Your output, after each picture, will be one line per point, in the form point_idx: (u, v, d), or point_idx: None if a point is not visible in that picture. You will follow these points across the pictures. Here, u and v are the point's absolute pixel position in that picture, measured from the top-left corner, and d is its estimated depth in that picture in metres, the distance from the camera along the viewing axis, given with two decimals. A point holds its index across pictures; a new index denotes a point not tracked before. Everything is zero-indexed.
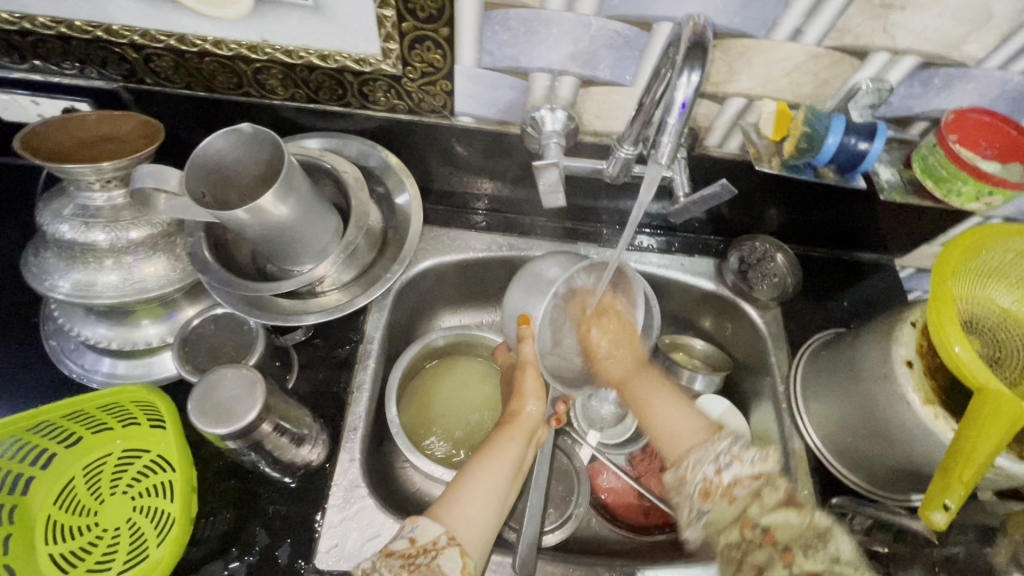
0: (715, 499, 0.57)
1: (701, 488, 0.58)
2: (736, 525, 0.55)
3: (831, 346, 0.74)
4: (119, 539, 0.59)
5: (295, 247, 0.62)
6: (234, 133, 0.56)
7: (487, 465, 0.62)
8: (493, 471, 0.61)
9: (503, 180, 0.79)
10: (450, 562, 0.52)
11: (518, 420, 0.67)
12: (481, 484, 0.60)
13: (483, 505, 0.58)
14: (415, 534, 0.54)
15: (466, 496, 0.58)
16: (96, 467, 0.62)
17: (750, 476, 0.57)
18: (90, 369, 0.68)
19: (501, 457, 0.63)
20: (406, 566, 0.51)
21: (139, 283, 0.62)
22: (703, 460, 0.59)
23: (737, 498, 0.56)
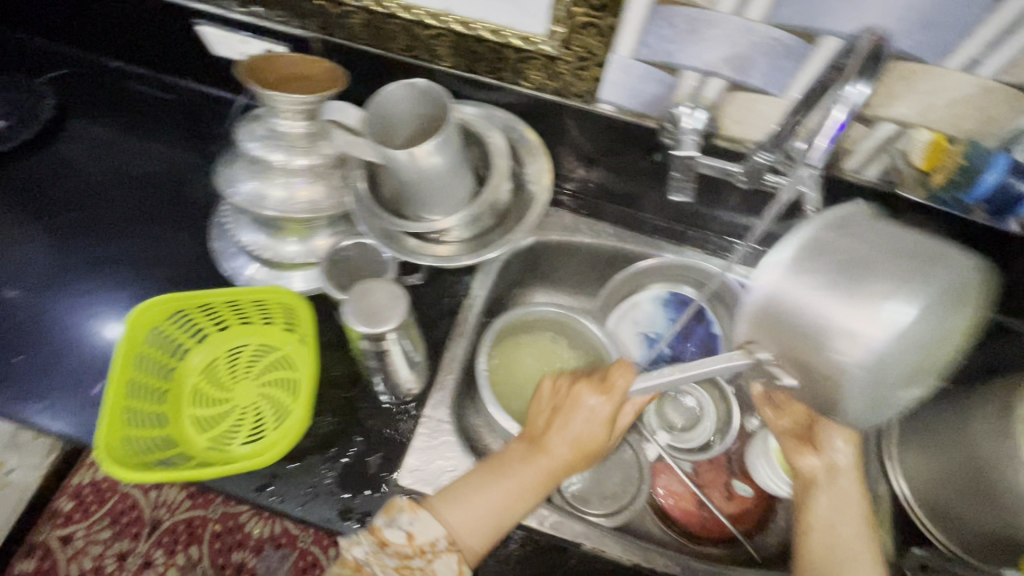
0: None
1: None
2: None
3: (940, 399, 0.71)
4: (244, 417, 0.69)
5: (433, 197, 0.69)
6: (409, 86, 0.63)
7: (505, 481, 0.60)
8: (503, 488, 0.59)
9: (627, 173, 0.83)
10: (444, 567, 0.54)
11: (545, 450, 0.62)
12: (489, 500, 0.58)
13: (488, 518, 0.57)
14: (412, 531, 0.55)
15: (470, 500, 0.58)
16: (235, 353, 0.72)
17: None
18: (241, 271, 0.79)
19: (519, 478, 0.60)
20: (398, 564, 0.53)
21: (297, 204, 0.71)
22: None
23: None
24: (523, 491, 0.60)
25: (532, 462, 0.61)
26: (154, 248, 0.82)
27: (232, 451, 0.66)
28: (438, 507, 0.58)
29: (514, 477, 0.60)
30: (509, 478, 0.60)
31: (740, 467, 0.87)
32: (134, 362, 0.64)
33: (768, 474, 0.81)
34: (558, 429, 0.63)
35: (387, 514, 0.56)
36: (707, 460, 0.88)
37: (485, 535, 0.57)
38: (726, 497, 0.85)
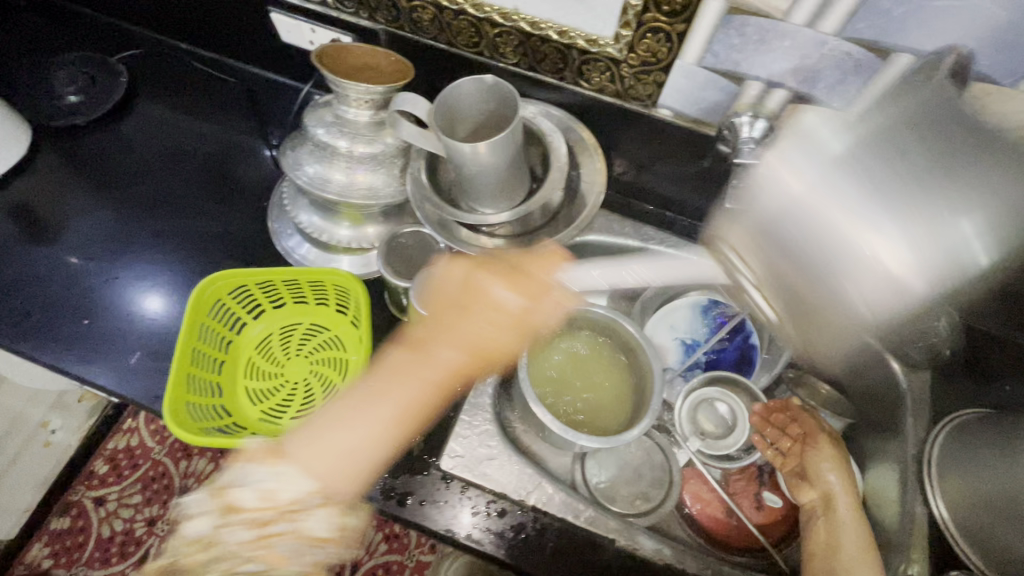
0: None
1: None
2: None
3: (990, 424, 0.70)
4: (295, 391, 0.71)
5: (490, 190, 0.70)
6: (480, 82, 0.64)
7: (357, 419, 0.63)
8: (359, 424, 0.62)
9: (678, 179, 0.84)
10: (314, 521, 0.57)
11: (425, 358, 0.66)
12: (340, 444, 0.61)
13: (343, 456, 0.60)
14: (275, 490, 0.57)
15: (320, 449, 0.60)
16: (288, 330, 0.75)
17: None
18: (295, 251, 0.82)
19: (377, 415, 0.63)
20: (257, 530, 0.56)
21: (356, 189, 0.73)
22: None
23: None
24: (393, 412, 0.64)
25: (399, 386, 0.65)
26: (214, 223, 0.86)
27: (283, 423, 0.68)
28: (290, 472, 0.58)
29: (384, 398, 0.64)
30: (399, 388, 0.65)
31: (772, 479, 0.87)
32: (197, 332, 0.67)
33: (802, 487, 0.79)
34: (439, 337, 0.67)
35: (236, 459, 0.60)
36: (737, 470, 0.88)
37: (354, 474, 0.60)
38: (756, 507, 0.85)
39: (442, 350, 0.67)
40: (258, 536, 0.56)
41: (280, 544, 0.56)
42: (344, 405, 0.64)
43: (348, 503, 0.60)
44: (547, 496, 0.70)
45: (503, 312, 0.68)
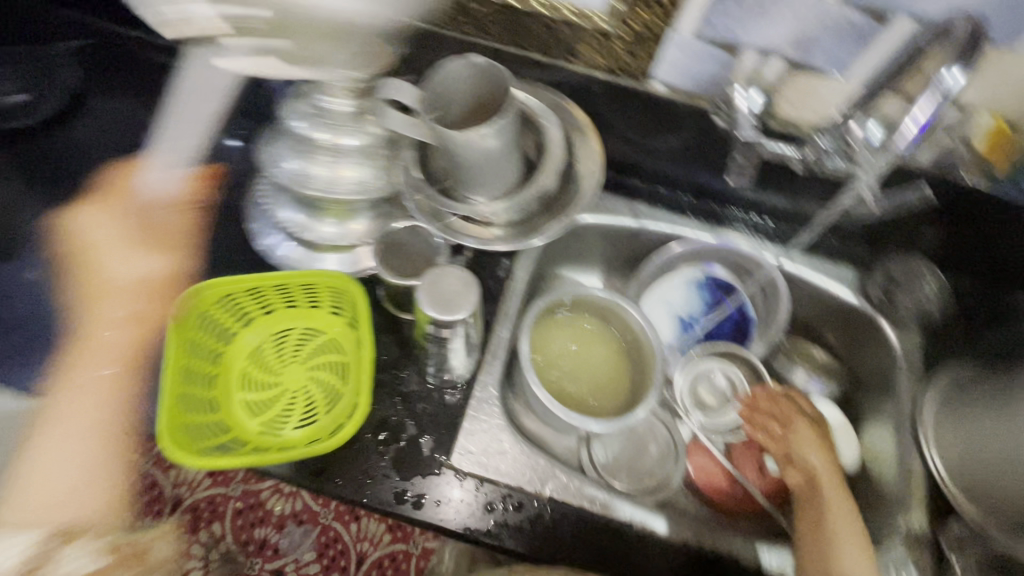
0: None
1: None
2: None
3: (984, 382, 0.71)
4: (295, 400, 0.69)
5: (482, 176, 0.66)
6: (471, 65, 0.61)
7: (67, 417, 0.68)
8: (69, 432, 0.67)
9: (670, 154, 0.83)
10: (71, 559, 0.59)
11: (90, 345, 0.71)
12: (64, 459, 0.66)
13: (66, 467, 0.66)
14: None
15: (40, 475, 0.65)
16: (281, 337, 0.72)
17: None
18: (276, 249, 0.77)
19: (79, 404, 0.69)
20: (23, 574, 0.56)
21: (337, 184, 0.69)
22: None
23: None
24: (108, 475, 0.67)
25: (91, 408, 0.68)
26: None
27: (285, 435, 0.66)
28: (11, 529, 0.60)
29: (78, 379, 0.70)
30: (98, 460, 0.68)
31: None
32: (184, 348, 0.64)
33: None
34: (102, 323, 0.72)
35: None
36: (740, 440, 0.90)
37: (97, 501, 0.65)
38: (759, 472, 0.86)
39: (109, 331, 0.71)
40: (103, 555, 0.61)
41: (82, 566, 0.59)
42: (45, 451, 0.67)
43: (102, 534, 0.63)
44: (562, 485, 0.69)
45: (106, 243, 0.75)
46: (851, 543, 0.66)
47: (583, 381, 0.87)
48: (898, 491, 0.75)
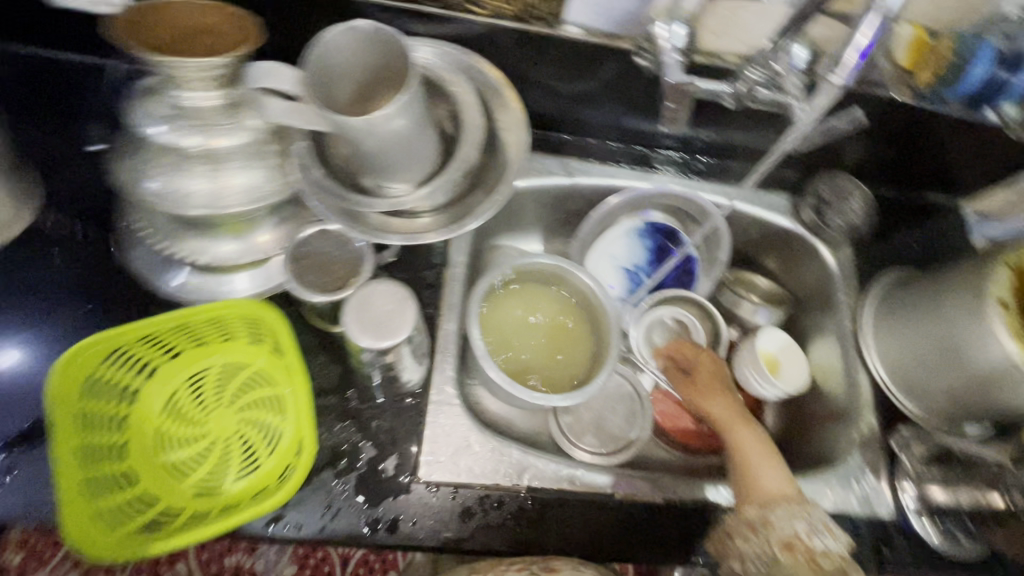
0: (794, 555, 0.61)
1: (780, 538, 0.62)
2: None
3: (908, 289, 0.77)
4: (230, 448, 0.60)
5: (401, 163, 0.59)
6: (354, 32, 0.51)
7: None
8: None
9: (594, 102, 0.77)
10: None
11: None
12: None
13: None
14: None
15: None
16: (197, 380, 0.62)
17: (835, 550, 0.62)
18: (170, 279, 0.66)
19: None
20: None
21: (223, 197, 0.58)
22: (790, 516, 0.64)
23: (820, 567, 0.60)
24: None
25: None
26: (44, 269, 0.66)
27: (225, 491, 0.58)
28: None
29: None
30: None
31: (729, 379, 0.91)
32: (72, 423, 0.53)
33: (757, 381, 0.84)
34: None
35: None
36: None
37: None
38: None
39: None
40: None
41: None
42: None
43: None
44: (538, 471, 0.67)
45: None
46: (762, 464, 0.69)
47: (540, 352, 0.83)
48: (848, 402, 0.79)
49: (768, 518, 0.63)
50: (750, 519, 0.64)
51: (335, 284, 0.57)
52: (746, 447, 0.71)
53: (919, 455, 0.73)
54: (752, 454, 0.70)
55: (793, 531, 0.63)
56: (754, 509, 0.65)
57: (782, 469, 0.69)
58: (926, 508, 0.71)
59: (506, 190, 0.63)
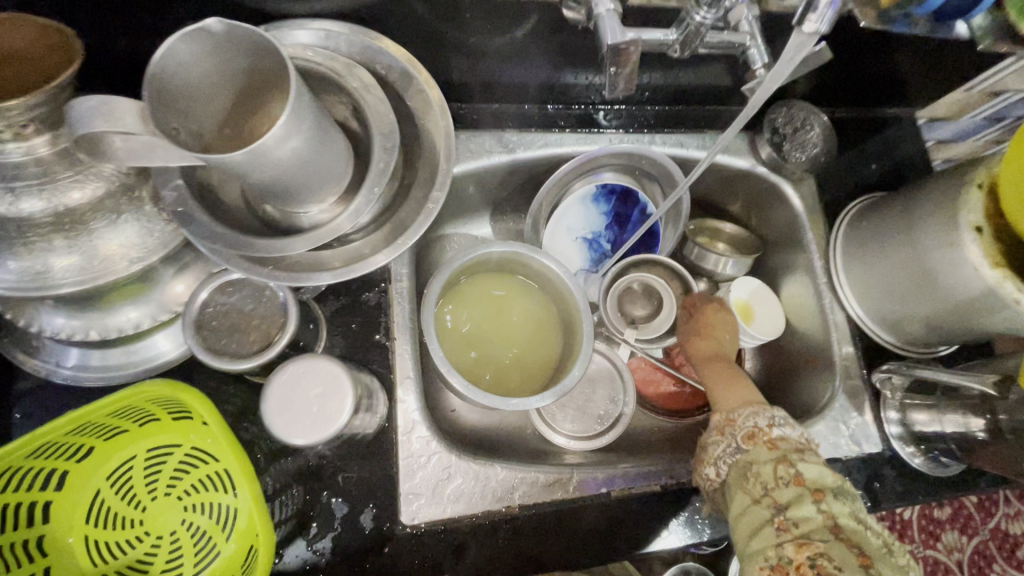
0: (756, 444, 0.60)
1: (744, 432, 0.61)
2: (772, 464, 0.58)
3: (876, 218, 0.73)
4: (179, 541, 0.54)
5: (304, 186, 0.48)
6: (198, 34, 0.38)
7: None
8: None
9: (521, 61, 0.66)
10: None
11: None
12: None
13: None
14: None
15: None
16: (120, 476, 0.53)
17: (796, 435, 0.60)
18: (63, 364, 0.56)
19: None
20: None
21: (103, 261, 0.47)
22: (754, 413, 0.63)
23: (779, 447, 0.59)
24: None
25: None
26: None
27: None
28: None
29: None
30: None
31: None
32: None
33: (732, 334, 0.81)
34: None
35: None
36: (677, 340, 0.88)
37: None
38: None
39: None
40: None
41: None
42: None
43: None
44: (528, 485, 0.62)
45: None
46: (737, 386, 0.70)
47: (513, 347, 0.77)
48: (825, 343, 0.78)
49: (733, 419, 0.63)
50: (718, 426, 0.64)
51: (256, 343, 0.48)
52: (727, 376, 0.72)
53: (899, 387, 0.73)
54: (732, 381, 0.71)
55: (755, 425, 0.61)
56: (721, 417, 0.65)
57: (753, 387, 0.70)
58: (907, 436, 0.72)
59: (438, 195, 0.54)
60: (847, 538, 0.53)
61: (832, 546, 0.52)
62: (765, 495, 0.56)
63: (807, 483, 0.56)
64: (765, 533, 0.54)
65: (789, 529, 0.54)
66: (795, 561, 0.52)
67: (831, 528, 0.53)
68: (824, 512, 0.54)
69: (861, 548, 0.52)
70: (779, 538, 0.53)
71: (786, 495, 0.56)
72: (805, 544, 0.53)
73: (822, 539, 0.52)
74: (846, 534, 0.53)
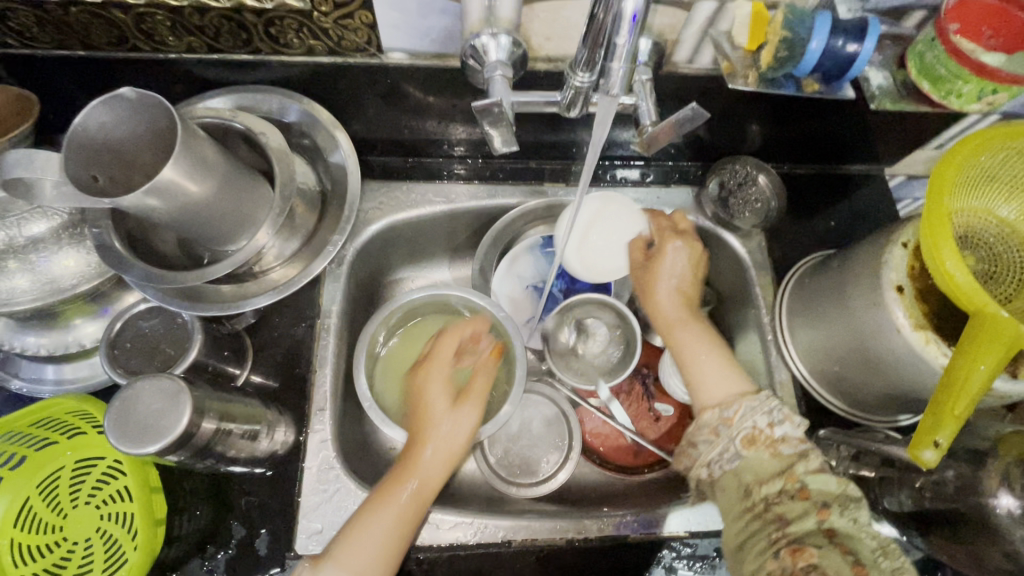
0: (757, 449, 0.55)
1: (742, 435, 0.56)
2: (779, 477, 0.53)
3: (815, 274, 0.70)
4: (91, 548, 0.57)
5: (217, 224, 0.55)
6: (113, 100, 0.47)
7: None
8: None
9: (453, 121, 0.70)
10: None
11: None
12: None
13: None
14: None
15: None
16: (48, 484, 0.59)
17: (798, 438, 0.55)
18: (40, 379, 0.63)
19: None
20: None
21: (55, 279, 0.56)
22: (749, 410, 0.56)
23: (781, 454, 0.54)
24: (417, 507, 0.60)
25: None
26: None
27: None
28: None
29: None
30: (398, 508, 0.59)
31: (658, 387, 0.83)
32: None
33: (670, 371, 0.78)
34: None
35: None
36: (624, 390, 0.83)
37: None
38: (654, 421, 0.82)
39: None
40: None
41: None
42: (364, 521, 0.57)
43: None
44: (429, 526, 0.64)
45: None
46: (719, 362, 0.62)
47: None
48: None
49: (728, 418, 0.57)
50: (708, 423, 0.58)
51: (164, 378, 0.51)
52: (705, 342, 0.64)
53: (845, 454, 0.66)
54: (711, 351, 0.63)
55: (754, 425, 0.56)
56: (714, 412, 0.58)
57: (732, 366, 0.62)
58: None
59: None
60: (843, 546, 0.48)
61: (827, 554, 0.47)
62: (761, 511, 0.52)
63: (813, 497, 0.51)
64: (763, 543, 0.50)
65: (787, 535, 0.50)
66: (791, 569, 0.47)
67: (829, 534, 0.49)
68: (825, 526, 0.49)
69: (860, 556, 0.47)
70: (775, 545, 0.50)
71: (790, 508, 0.51)
72: (798, 548, 0.48)
73: (816, 544, 0.48)
74: (842, 541, 0.48)
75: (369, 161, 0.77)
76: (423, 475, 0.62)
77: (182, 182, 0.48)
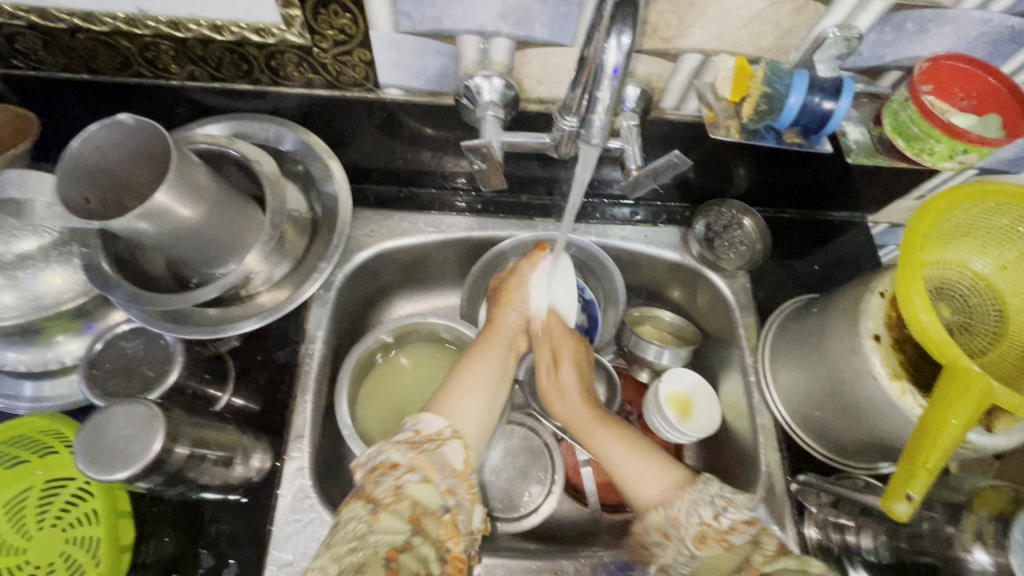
0: (710, 546, 0.56)
1: (692, 534, 0.57)
2: (737, 572, 0.53)
3: (798, 318, 0.71)
4: (54, 573, 0.55)
5: (204, 248, 0.55)
6: (112, 125, 0.48)
7: None
8: None
9: (446, 154, 0.72)
10: None
11: None
12: None
13: None
14: None
15: None
16: (17, 503, 0.58)
17: (745, 522, 0.56)
18: (17, 396, 0.62)
19: None
20: None
21: (38, 296, 0.57)
22: (692, 504, 0.58)
23: (734, 545, 0.55)
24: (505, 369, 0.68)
25: None
26: None
27: None
28: None
29: None
30: (491, 362, 0.68)
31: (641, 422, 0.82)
32: None
33: (665, 428, 0.76)
34: None
35: None
36: None
37: None
38: None
39: None
40: (419, 464, 0.53)
41: (442, 477, 0.53)
42: (463, 375, 0.65)
43: None
44: None
45: None
46: (643, 473, 0.62)
47: None
48: (752, 446, 0.73)
49: (674, 517, 0.58)
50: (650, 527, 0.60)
51: (113, 408, 0.50)
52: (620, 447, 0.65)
53: (825, 502, 0.66)
54: (630, 456, 0.64)
55: (701, 520, 0.57)
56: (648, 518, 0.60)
57: (650, 463, 0.63)
58: None
59: None
60: None
61: None
62: None
63: None
64: None
65: None
66: None
67: None
68: None
69: None
70: None
71: None
72: None
73: None
74: None
75: (364, 189, 0.78)
76: (504, 341, 0.71)
77: (169, 206, 0.49)
